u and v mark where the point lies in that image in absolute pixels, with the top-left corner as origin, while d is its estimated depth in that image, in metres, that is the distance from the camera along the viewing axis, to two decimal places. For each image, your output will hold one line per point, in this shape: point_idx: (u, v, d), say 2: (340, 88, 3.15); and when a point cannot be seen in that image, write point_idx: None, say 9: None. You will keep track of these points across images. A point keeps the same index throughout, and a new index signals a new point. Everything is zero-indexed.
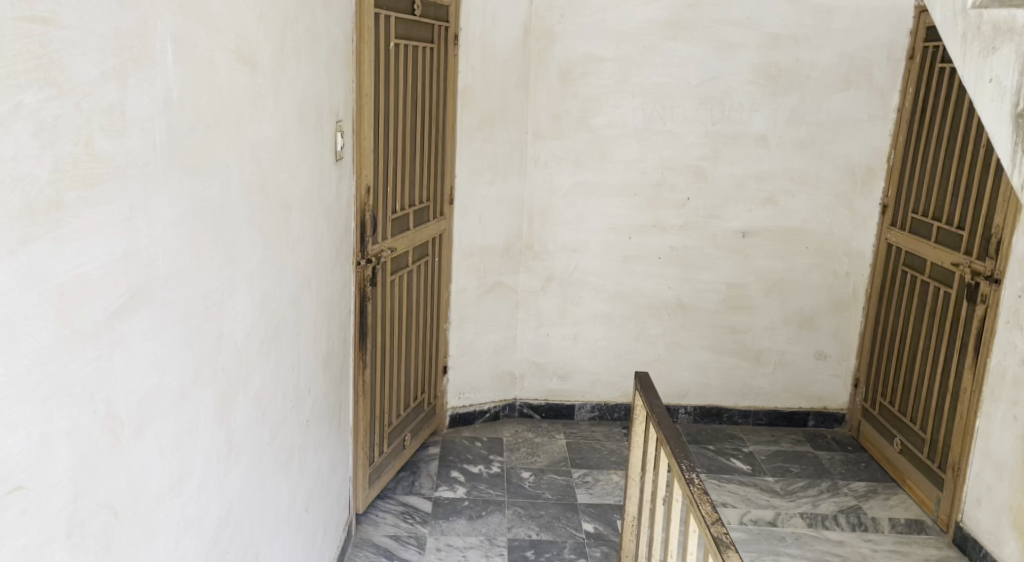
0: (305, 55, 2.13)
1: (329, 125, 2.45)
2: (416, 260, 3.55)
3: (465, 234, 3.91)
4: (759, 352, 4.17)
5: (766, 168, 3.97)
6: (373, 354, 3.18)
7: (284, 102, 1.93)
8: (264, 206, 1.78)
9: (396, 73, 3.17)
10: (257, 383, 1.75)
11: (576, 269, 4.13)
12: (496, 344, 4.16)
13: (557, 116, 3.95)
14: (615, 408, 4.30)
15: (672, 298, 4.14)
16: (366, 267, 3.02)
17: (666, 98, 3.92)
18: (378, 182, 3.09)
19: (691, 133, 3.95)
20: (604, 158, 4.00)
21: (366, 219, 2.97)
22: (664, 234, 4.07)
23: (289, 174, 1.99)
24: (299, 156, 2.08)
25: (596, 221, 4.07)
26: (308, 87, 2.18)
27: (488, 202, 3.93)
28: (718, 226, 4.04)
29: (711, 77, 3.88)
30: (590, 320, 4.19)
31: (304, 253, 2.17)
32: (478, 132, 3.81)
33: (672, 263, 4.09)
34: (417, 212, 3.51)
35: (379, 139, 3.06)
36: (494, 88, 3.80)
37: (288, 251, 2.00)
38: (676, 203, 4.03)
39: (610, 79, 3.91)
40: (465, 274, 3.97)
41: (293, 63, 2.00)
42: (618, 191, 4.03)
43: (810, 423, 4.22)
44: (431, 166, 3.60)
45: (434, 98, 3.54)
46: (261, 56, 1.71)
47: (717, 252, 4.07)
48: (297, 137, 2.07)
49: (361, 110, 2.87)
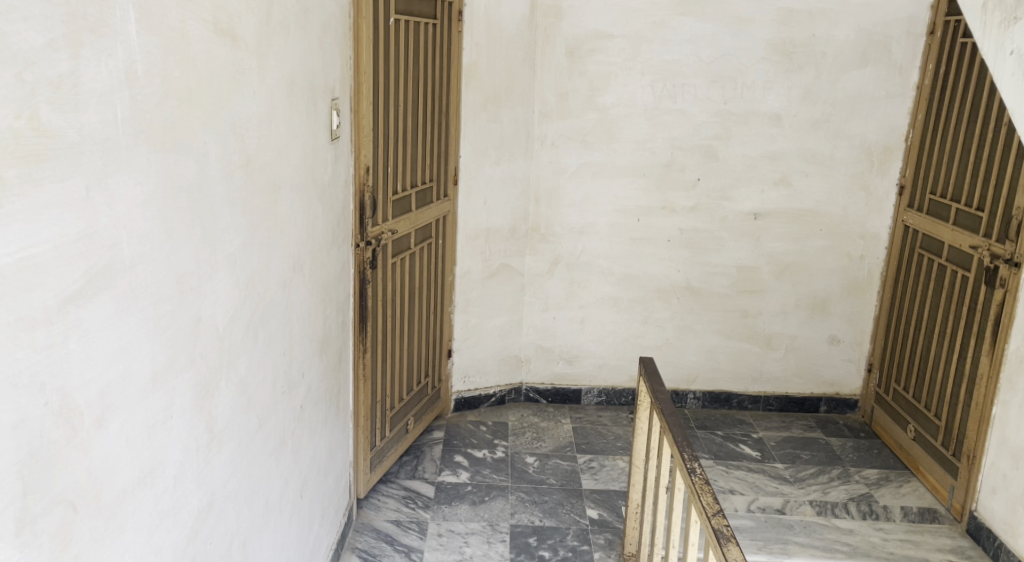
0: (296, 30, 2.06)
1: (323, 103, 2.38)
2: (419, 242, 3.49)
3: (470, 215, 3.84)
4: (770, 336, 4.08)
5: (779, 148, 3.86)
6: (374, 337, 3.13)
7: (271, 78, 1.87)
8: (249, 186, 1.72)
9: (397, 51, 3.10)
10: (242, 369, 1.71)
11: (582, 251, 4.06)
12: (502, 327, 4.10)
13: (564, 95, 3.86)
14: (622, 393, 4.24)
15: (682, 281, 4.06)
16: (366, 249, 2.96)
17: (676, 75, 3.81)
18: (378, 162, 3.03)
19: (702, 112, 3.85)
20: (612, 138, 3.91)
21: (365, 199, 2.91)
22: (673, 216, 3.98)
23: (277, 153, 1.93)
24: (288, 134, 2.02)
25: (603, 202, 3.99)
26: (299, 63, 2.11)
27: (493, 182, 3.86)
28: (729, 207, 3.95)
29: (723, 54, 3.77)
30: (597, 303, 4.12)
31: (295, 235, 2.11)
32: (483, 111, 3.73)
33: (681, 245, 4.01)
34: (419, 193, 3.44)
35: (378, 118, 2.99)
36: (499, 67, 3.71)
37: (276, 233, 1.94)
38: (686, 184, 3.94)
39: (619, 56, 3.81)
40: (470, 256, 3.91)
41: (281, 38, 1.94)
42: (627, 172, 3.95)
43: (822, 409, 4.13)
44: (434, 146, 3.53)
45: (437, 77, 3.47)
46: (242, 29, 1.64)
47: (727, 235, 3.98)
48: (287, 115, 2.01)
49: (359, 89, 2.80)
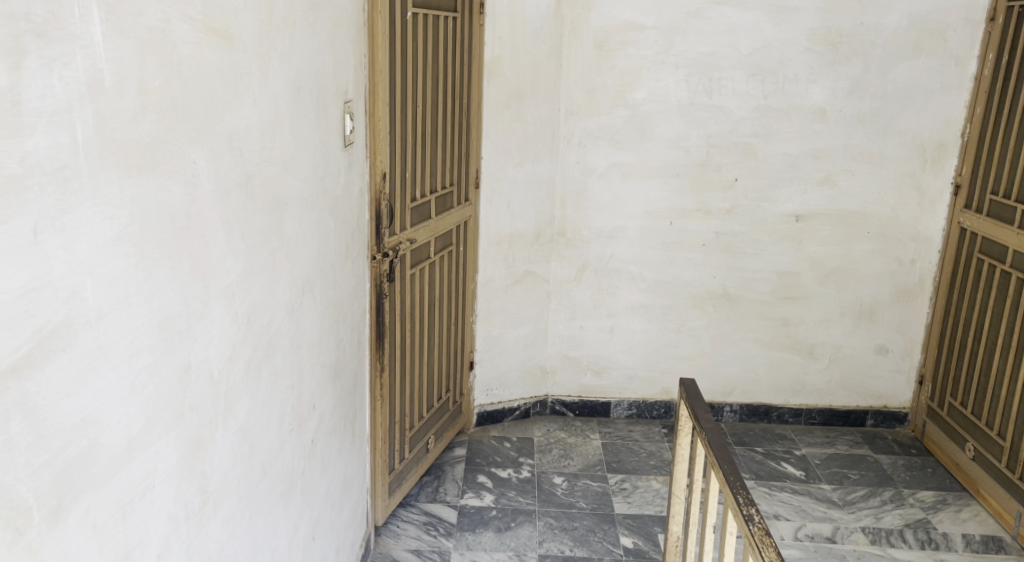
0: (305, 27, 1.86)
1: (334, 106, 2.17)
2: (439, 250, 3.28)
3: (492, 220, 3.64)
4: (813, 346, 3.84)
5: (823, 145, 3.61)
6: (391, 354, 2.92)
7: (278, 82, 1.67)
8: (251, 207, 1.51)
9: (416, 48, 2.89)
10: (245, 413, 1.50)
11: (611, 256, 3.84)
12: (527, 337, 3.89)
13: (592, 91, 3.64)
14: (654, 406, 4.01)
15: (718, 288, 3.83)
16: (384, 262, 2.76)
17: (713, 69, 3.57)
18: (396, 168, 2.82)
19: (741, 108, 3.60)
20: (643, 137, 3.68)
21: (382, 208, 2.70)
22: (709, 219, 3.75)
23: (284, 166, 1.72)
24: (296, 144, 1.81)
25: (633, 204, 3.77)
26: (309, 64, 1.91)
27: (517, 185, 3.65)
28: (769, 209, 3.71)
29: (764, 45, 3.53)
30: (627, 311, 3.91)
31: (305, 254, 1.91)
32: (506, 109, 3.51)
33: (717, 250, 3.78)
34: (440, 198, 3.23)
35: (395, 120, 2.78)
36: (523, 61, 3.50)
37: (284, 254, 1.73)
38: (722, 185, 3.70)
39: (652, 49, 3.58)
40: (492, 263, 3.70)
41: (288, 36, 1.73)
42: (659, 172, 3.72)
43: (868, 423, 3.89)
44: (455, 147, 3.32)
45: (458, 75, 3.25)
46: (241, 27, 1.44)
47: (767, 238, 3.74)
48: (296, 122, 1.81)
49: (374, 89, 2.59)
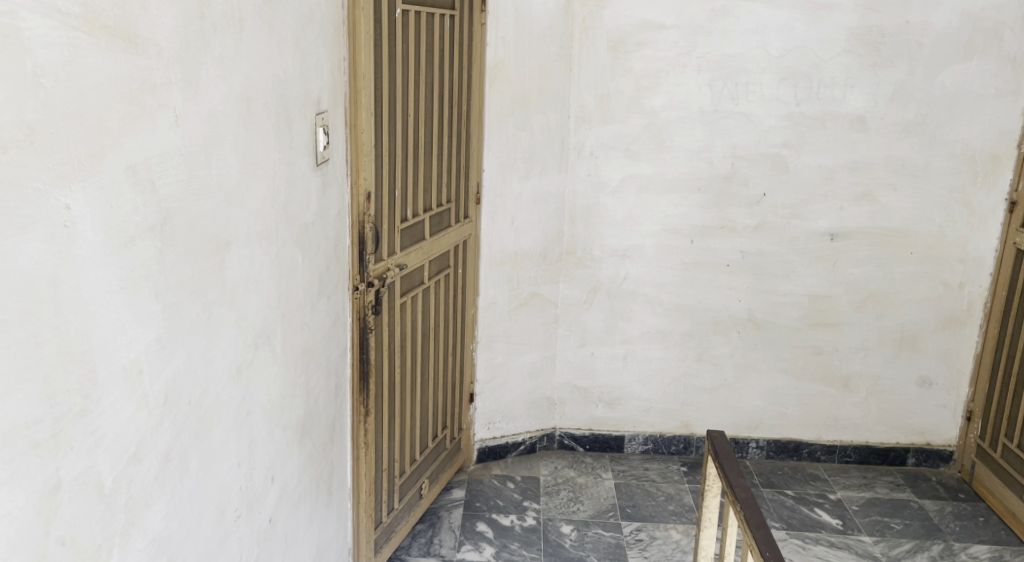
0: (267, 25, 1.57)
1: (305, 119, 1.85)
2: (434, 275, 2.95)
3: (495, 238, 3.34)
4: (848, 378, 3.52)
5: (863, 157, 3.31)
6: (379, 395, 2.58)
7: (225, 93, 1.36)
8: (182, 254, 1.21)
9: (406, 50, 2.55)
10: (164, 520, 1.17)
11: (626, 277, 3.54)
12: (533, 365, 3.58)
13: (605, 97, 3.35)
14: (671, 441, 3.67)
15: (744, 312, 3.52)
16: (370, 292, 2.42)
17: (740, 72, 3.28)
18: (382, 186, 2.48)
19: (771, 115, 3.31)
20: (662, 147, 3.39)
21: (366, 232, 2.37)
22: (734, 237, 3.46)
23: (235, 196, 1.43)
24: (252, 167, 1.51)
25: (650, 221, 3.48)
26: (271, 70, 1.61)
27: (522, 200, 3.36)
28: (800, 227, 3.42)
29: (797, 46, 3.23)
30: (643, 338, 3.60)
31: (266, 297, 1.61)
32: (511, 116, 3.23)
33: (742, 271, 3.48)
34: (434, 217, 2.90)
35: (382, 131, 2.45)
36: (530, 65, 3.22)
37: (235, 306, 1.43)
38: (749, 200, 3.41)
39: (672, 50, 3.29)
40: (495, 285, 3.40)
41: (244, 36, 1.44)
42: (680, 186, 3.43)
43: (909, 462, 3.57)
44: (451, 160, 2.99)
45: (455, 79, 2.93)
46: (162, 25, 1.12)
47: (798, 258, 3.45)
48: (253, 140, 1.52)
49: (357, 98, 2.26)
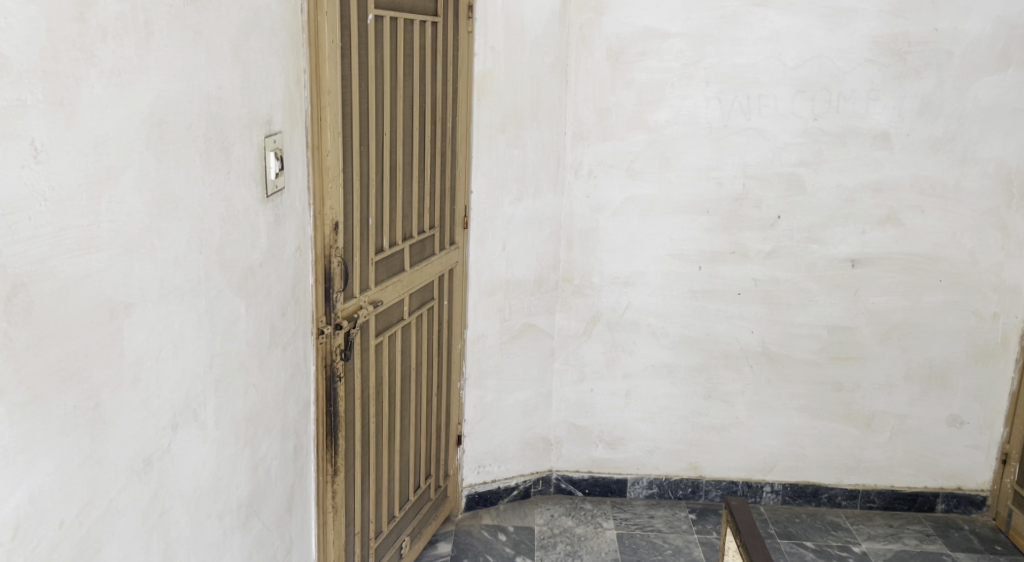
0: (199, 32, 1.30)
1: (255, 144, 1.58)
2: (416, 310, 2.66)
3: (486, 265, 3.09)
4: (871, 416, 3.26)
5: (886, 176, 3.05)
6: (351, 450, 2.28)
7: (129, 116, 1.08)
8: (48, 331, 0.92)
9: (380, 62, 2.26)
10: None
11: (628, 307, 3.28)
12: (527, 402, 3.29)
13: (604, 112, 3.09)
14: (678, 484, 3.39)
15: (757, 344, 3.26)
16: (339, 336, 2.12)
17: (752, 84, 3.02)
18: (353, 214, 2.19)
19: (785, 131, 3.05)
20: (667, 166, 3.13)
21: (333, 268, 2.08)
22: (746, 264, 3.20)
23: (150, 244, 1.15)
24: (179, 205, 1.25)
25: (654, 246, 3.21)
26: (204, 87, 1.33)
27: (515, 224, 3.10)
28: (818, 253, 3.15)
29: (815, 56, 2.97)
30: (646, 372, 3.32)
31: (198, 361, 1.33)
32: (502, 133, 2.97)
33: (755, 299, 3.22)
34: (415, 246, 2.62)
35: (352, 154, 2.15)
36: (522, 77, 2.96)
37: (149, 383, 1.16)
38: (762, 223, 3.15)
39: (678, 60, 3.03)
40: (485, 317, 3.13)
41: (163, 46, 1.18)
42: (687, 208, 3.17)
43: (939, 508, 3.30)
44: (433, 182, 2.71)
45: (437, 93, 2.65)
46: (10, 29, 0.83)
47: (816, 286, 3.18)
48: (178, 174, 1.24)
49: (321, 116, 1.97)
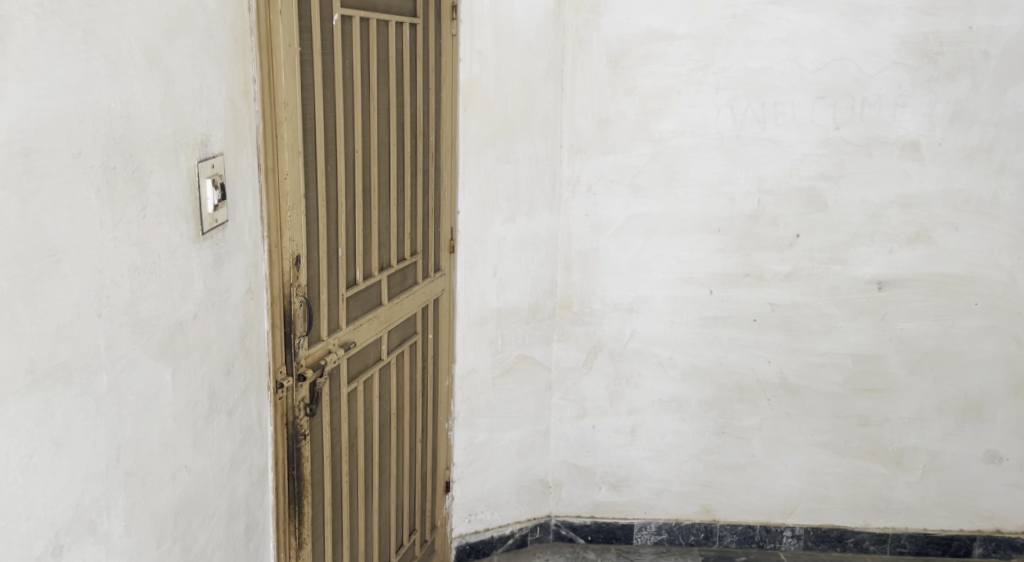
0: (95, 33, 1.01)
1: (188, 171, 1.29)
2: (396, 347, 2.36)
3: (476, 293, 2.81)
4: (901, 453, 2.98)
5: (916, 190, 2.77)
6: (321, 517, 1.98)
7: None
8: None
9: (348, 68, 1.97)
10: None
11: (632, 336, 3.00)
12: (523, 442, 3.00)
13: (604, 122, 2.81)
14: (690, 529, 3.12)
15: (774, 375, 2.98)
16: (303, 388, 1.82)
17: (768, 90, 2.74)
18: (319, 245, 1.89)
19: (804, 142, 2.77)
20: (673, 181, 2.84)
21: (295, 309, 1.78)
22: (762, 287, 2.92)
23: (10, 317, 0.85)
24: (65, 259, 0.95)
25: (661, 269, 2.93)
26: (105, 103, 1.04)
27: (507, 247, 2.83)
28: (841, 274, 2.88)
29: (836, 58, 2.69)
30: (653, 407, 3.04)
31: (101, 458, 1.04)
32: (490, 147, 2.70)
33: (772, 326, 2.94)
34: (394, 276, 2.32)
35: (316, 175, 1.85)
36: (512, 84, 2.68)
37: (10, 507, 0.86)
38: (778, 243, 2.87)
39: (685, 64, 2.75)
40: (476, 349, 2.85)
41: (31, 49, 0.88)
42: (696, 228, 2.89)
43: (976, 552, 3.04)
44: (414, 203, 2.42)
45: (417, 103, 2.36)
46: None
47: (839, 312, 2.91)
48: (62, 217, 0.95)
49: (276, 133, 1.67)
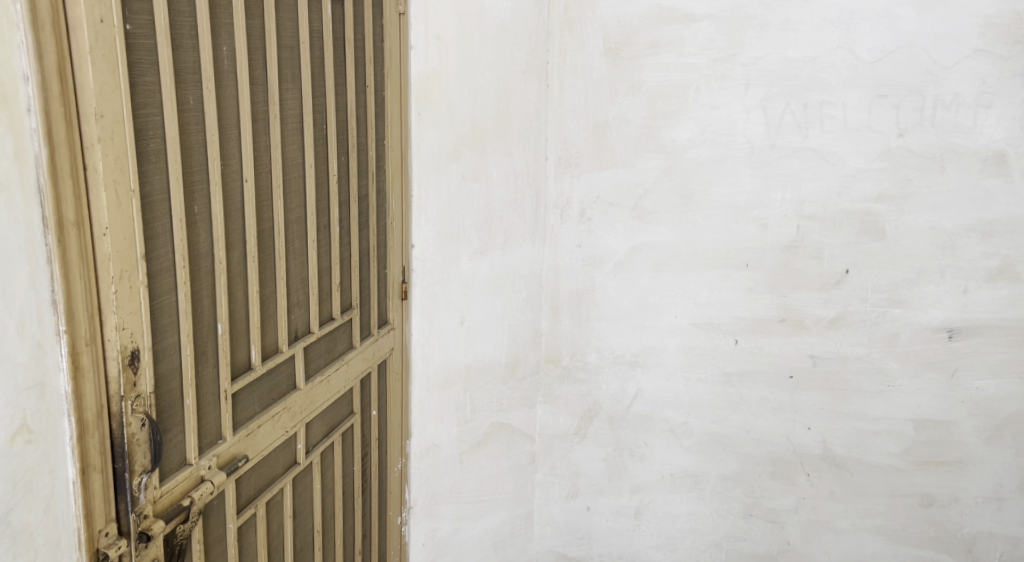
0: None
1: None
2: (320, 441, 1.72)
3: (436, 348, 2.17)
4: (973, 540, 2.37)
5: (1001, 213, 2.14)
6: None
7: None
8: None
9: (225, 58, 1.33)
10: None
11: (636, 396, 2.41)
12: (500, 530, 2.43)
13: (601, 127, 2.27)
14: None
15: (815, 446, 2.37)
16: (149, 551, 1.18)
17: (812, 86, 2.14)
18: (176, 327, 1.25)
19: (857, 152, 2.15)
20: (688, 203, 2.25)
21: (128, 434, 1.14)
22: (800, 336, 2.30)
23: None
24: None
25: (673, 313, 2.33)
26: None
27: (477, 287, 2.22)
28: (903, 320, 2.25)
29: (902, 45, 2.08)
30: (663, 484, 2.45)
31: None
32: (455, 160, 2.09)
33: (813, 385, 2.33)
34: (316, 345, 1.68)
35: (168, 224, 1.21)
36: (483, 80, 2.10)
37: None
38: (823, 281, 2.26)
39: (706, 53, 2.17)
40: (437, 421, 2.21)
41: None
42: (717, 262, 2.28)
43: None
44: (346, 240, 1.78)
45: (347, 108, 1.72)
46: None
47: (897, 365, 2.29)
48: None
49: (79, 163, 1.04)
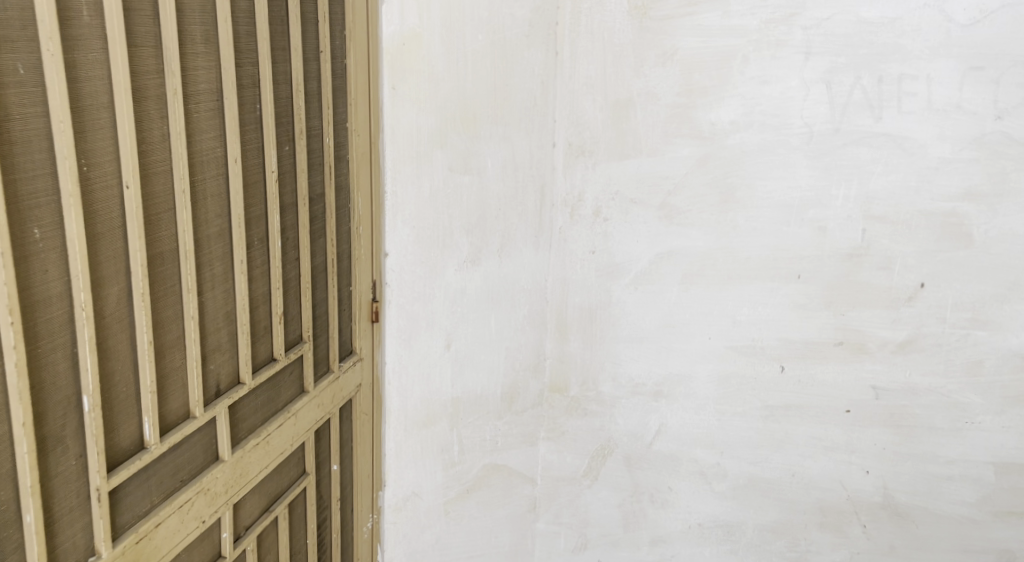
0: None
1: None
2: (257, 521, 1.31)
3: (415, 381, 1.76)
4: None
5: None
6: None
7: None
8: None
9: (85, 8, 0.90)
10: None
11: (659, 431, 2.00)
12: None
13: (621, 107, 1.83)
14: None
15: (874, 493, 1.95)
16: None
17: (890, 55, 1.70)
18: (4, 414, 0.85)
19: (943, 139, 1.72)
20: (728, 202, 1.83)
21: None
22: (861, 363, 1.88)
23: None
24: None
25: (707, 334, 1.92)
26: None
27: (467, 304, 1.80)
28: (988, 344, 1.82)
29: (1006, 4, 1.64)
30: (688, 535, 2.05)
31: None
32: (439, 147, 1.65)
33: (875, 421, 1.91)
34: (247, 398, 1.26)
35: None
36: (475, 46, 1.67)
37: None
38: (892, 298, 1.83)
39: (757, 12, 1.73)
40: (416, 467, 1.80)
41: None
42: (762, 273, 1.86)
43: None
44: (292, 254, 1.35)
45: (292, 80, 1.29)
46: None
47: (979, 400, 1.86)
48: None
49: None
